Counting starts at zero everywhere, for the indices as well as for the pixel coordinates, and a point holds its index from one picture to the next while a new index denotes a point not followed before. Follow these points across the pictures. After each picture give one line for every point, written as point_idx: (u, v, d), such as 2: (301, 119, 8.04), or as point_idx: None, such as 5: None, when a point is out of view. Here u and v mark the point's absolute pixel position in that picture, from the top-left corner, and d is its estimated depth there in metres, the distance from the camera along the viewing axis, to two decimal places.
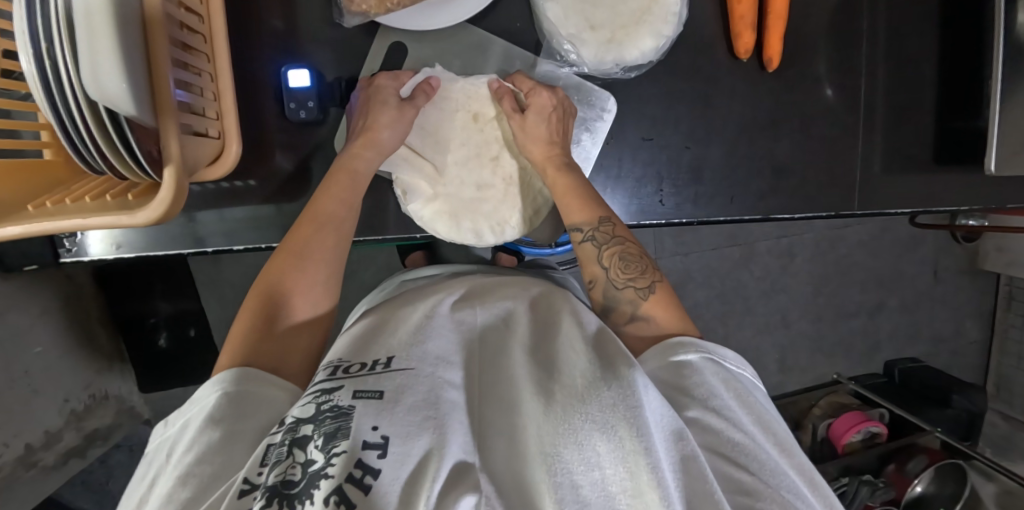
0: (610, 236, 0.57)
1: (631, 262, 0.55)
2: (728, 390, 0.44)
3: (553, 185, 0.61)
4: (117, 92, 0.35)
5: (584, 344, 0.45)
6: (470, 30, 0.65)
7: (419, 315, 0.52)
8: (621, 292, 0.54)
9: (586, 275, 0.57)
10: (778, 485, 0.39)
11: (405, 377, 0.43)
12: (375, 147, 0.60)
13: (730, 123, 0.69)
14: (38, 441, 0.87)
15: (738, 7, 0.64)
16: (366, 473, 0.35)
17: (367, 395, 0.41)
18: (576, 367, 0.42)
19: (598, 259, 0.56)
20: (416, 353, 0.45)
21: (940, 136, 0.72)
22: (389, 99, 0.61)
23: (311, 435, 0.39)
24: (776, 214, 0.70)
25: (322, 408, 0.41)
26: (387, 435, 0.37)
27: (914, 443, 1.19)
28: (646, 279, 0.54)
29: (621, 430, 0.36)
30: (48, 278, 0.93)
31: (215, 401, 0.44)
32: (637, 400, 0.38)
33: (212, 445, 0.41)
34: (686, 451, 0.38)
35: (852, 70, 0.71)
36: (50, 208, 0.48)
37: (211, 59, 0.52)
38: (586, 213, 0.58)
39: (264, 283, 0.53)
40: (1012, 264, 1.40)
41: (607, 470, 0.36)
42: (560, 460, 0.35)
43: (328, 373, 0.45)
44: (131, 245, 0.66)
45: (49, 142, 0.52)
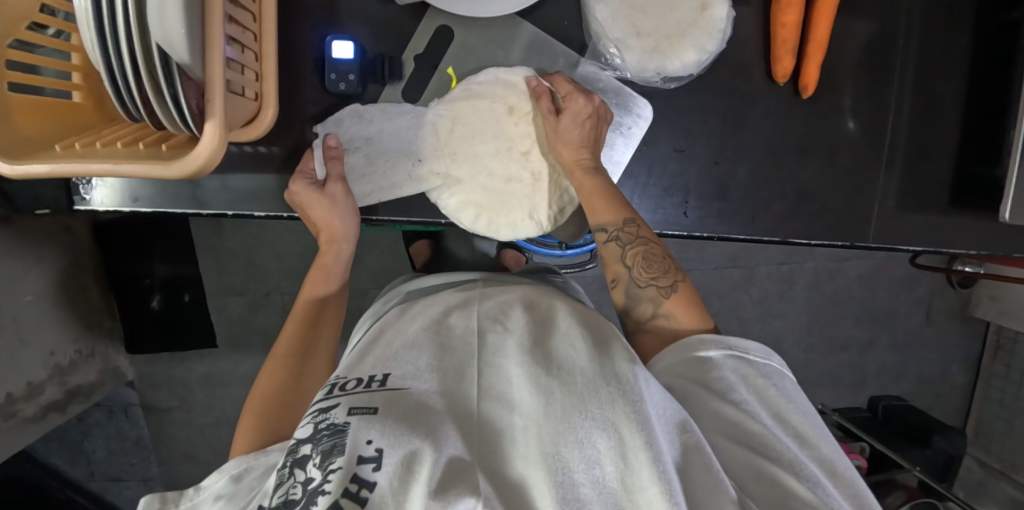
0: (634, 236, 0.57)
1: (654, 262, 0.55)
2: (742, 387, 0.45)
3: (580, 187, 0.61)
4: (177, 40, 0.36)
5: (581, 341, 0.44)
6: (519, 22, 0.65)
7: (416, 327, 0.51)
8: (642, 290, 0.54)
9: (608, 274, 0.58)
10: (798, 474, 0.39)
11: (400, 395, 0.42)
12: (340, 238, 0.64)
13: (760, 144, 0.70)
14: (20, 391, 0.86)
15: (781, 31, 0.65)
16: (361, 487, 0.36)
17: (362, 411, 0.41)
18: (575, 363, 0.41)
19: (621, 258, 0.56)
20: (412, 369, 0.45)
21: (958, 180, 0.73)
22: (310, 193, 0.61)
23: (310, 454, 0.40)
24: (794, 238, 0.71)
25: (320, 427, 0.41)
26: (380, 447, 0.37)
27: (892, 479, 1.22)
28: (669, 278, 0.54)
29: (622, 427, 0.36)
30: (50, 227, 0.92)
31: (223, 487, 0.46)
32: (637, 396, 0.38)
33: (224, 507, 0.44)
34: (690, 442, 0.39)
35: (880, 104, 0.72)
36: (79, 149, 0.47)
37: (257, 20, 0.51)
38: (611, 213, 0.59)
39: (265, 385, 0.56)
40: (1004, 314, 1.42)
41: (608, 467, 0.36)
42: (561, 459, 0.35)
43: (326, 392, 0.46)
44: (148, 199, 0.65)
45: (77, 85, 0.51)
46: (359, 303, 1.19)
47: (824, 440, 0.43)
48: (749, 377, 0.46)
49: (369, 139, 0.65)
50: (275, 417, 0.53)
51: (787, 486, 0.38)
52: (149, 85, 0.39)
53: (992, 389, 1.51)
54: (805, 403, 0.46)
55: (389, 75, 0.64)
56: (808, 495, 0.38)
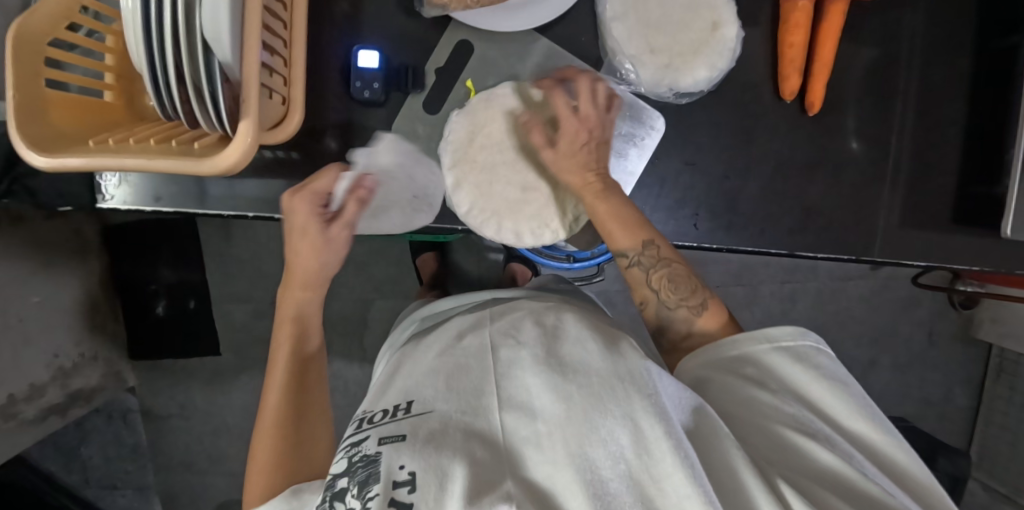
0: (655, 259, 0.59)
1: (678, 283, 0.58)
2: (777, 377, 0.48)
3: (594, 214, 0.61)
4: (221, 39, 0.38)
5: (592, 343, 0.46)
6: (537, 37, 0.68)
7: (433, 357, 0.52)
8: (673, 311, 0.57)
9: (636, 296, 0.61)
10: (830, 445, 0.43)
11: (423, 420, 0.44)
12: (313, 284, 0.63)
13: (767, 159, 0.71)
14: (21, 392, 0.86)
15: (788, 51, 0.67)
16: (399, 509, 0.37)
17: (391, 439, 0.43)
18: (589, 365, 0.43)
19: (646, 282, 0.59)
20: (432, 392, 0.47)
21: (960, 197, 0.75)
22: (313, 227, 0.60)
23: (347, 486, 0.42)
24: (801, 251, 0.72)
25: (354, 460, 0.44)
26: (412, 469, 0.39)
27: None
28: (697, 297, 0.57)
29: (641, 419, 0.39)
30: (61, 229, 0.93)
31: None
32: (652, 391, 0.41)
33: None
34: (710, 428, 0.42)
35: (883, 124, 0.74)
36: (113, 145, 0.49)
37: (288, 27, 0.53)
38: (627, 236, 0.60)
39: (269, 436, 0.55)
40: (1006, 336, 1.43)
41: (634, 458, 0.38)
42: (586, 458, 0.37)
43: (357, 426, 0.49)
44: (169, 199, 0.65)
45: (111, 84, 0.54)
46: (365, 312, 1.20)
47: (867, 406, 0.46)
48: (785, 363, 0.49)
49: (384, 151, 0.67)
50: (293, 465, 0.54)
51: (820, 460, 0.42)
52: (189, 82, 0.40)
53: (995, 412, 1.51)
54: (849, 379, 0.48)
55: (411, 85, 0.66)
56: (834, 462, 0.41)
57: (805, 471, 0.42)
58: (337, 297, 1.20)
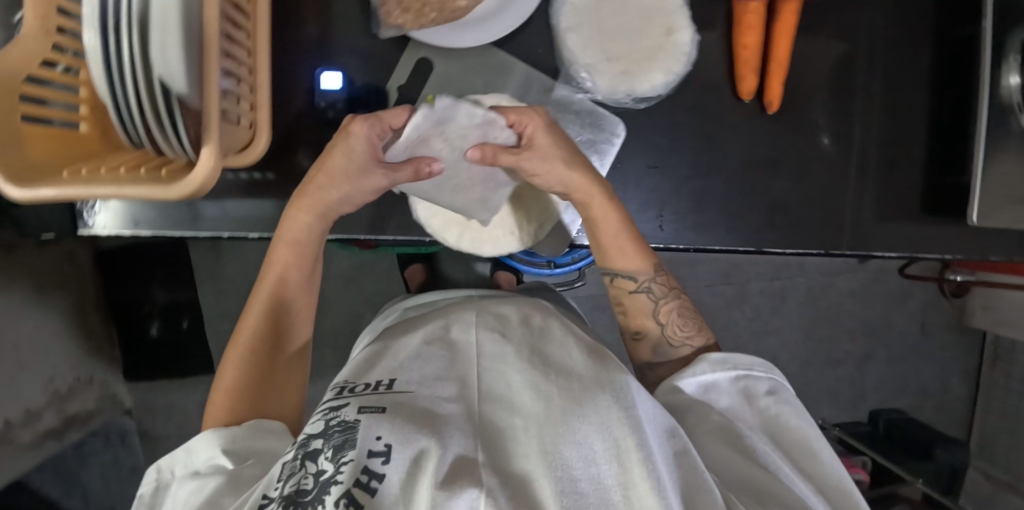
0: (664, 290, 0.65)
1: (687, 320, 0.64)
2: (744, 410, 0.54)
3: (599, 219, 0.63)
4: (178, 72, 0.41)
5: (577, 351, 0.48)
6: (494, 52, 0.69)
7: (419, 340, 0.54)
8: (675, 348, 0.62)
9: (633, 326, 0.65)
10: (787, 476, 0.47)
11: (404, 398, 0.46)
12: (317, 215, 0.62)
13: (732, 158, 0.73)
14: (18, 417, 0.87)
15: (743, 53, 0.69)
16: (372, 479, 0.38)
17: (371, 410, 0.44)
18: (572, 371, 0.46)
19: (653, 314, 0.64)
20: (417, 375, 0.48)
21: (929, 186, 0.76)
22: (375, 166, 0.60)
23: (320, 448, 0.43)
24: (769, 247, 0.74)
25: (331, 424, 0.45)
26: (389, 443, 0.40)
27: (895, 493, 1.27)
28: (700, 337, 0.63)
29: (617, 429, 0.40)
30: (53, 256, 0.95)
31: (214, 456, 0.50)
32: (630, 402, 0.42)
33: (218, 489, 0.46)
34: (679, 446, 0.43)
35: (848, 119, 0.75)
36: (84, 174, 0.50)
37: (251, 55, 0.56)
38: (640, 265, 0.64)
39: (241, 364, 0.60)
40: (1000, 323, 1.40)
41: (606, 465, 0.39)
42: (560, 457, 0.38)
43: (335, 393, 0.50)
44: (148, 221, 0.68)
45: (85, 116, 0.55)
46: (355, 326, 1.22)
47: (818, 449, 0.51)
48: (750, 399, 0.55)
49: None
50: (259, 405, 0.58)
51: (779, 486, 0.44)
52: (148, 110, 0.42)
53: (992, 399, 1.50)
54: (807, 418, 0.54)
55: (375, 102, 0.68)
56: (788, 489, 0.44)
57: (760, 492, 0.43)
58: (327, 312, 1.21)
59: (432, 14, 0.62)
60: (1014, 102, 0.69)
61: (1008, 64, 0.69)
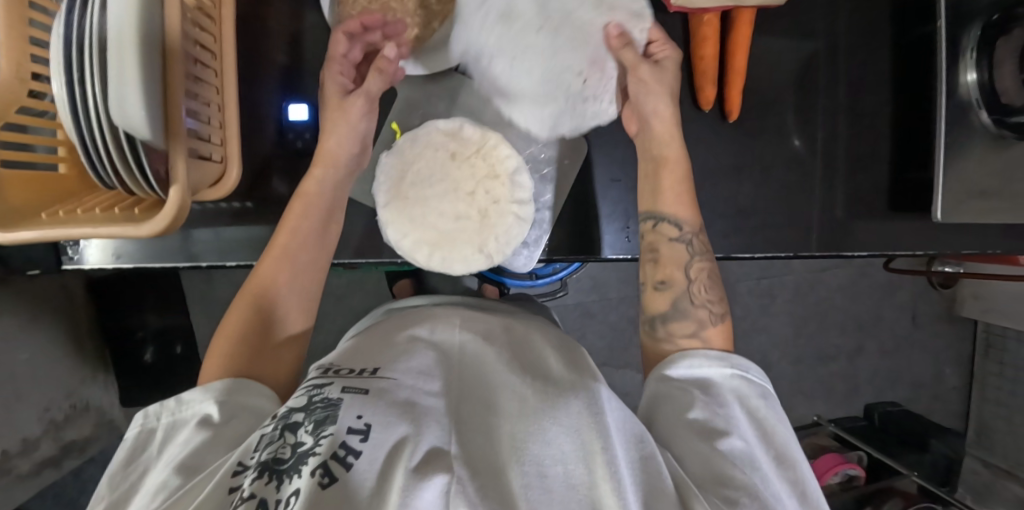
0: (701, 248, 0.63)
1: (711, 286, 0.61)
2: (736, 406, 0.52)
3: (665, 152, 0.65)
4: (137, 119, 0.40)
5: (558, 369, 0.52)
6: (454, 76, 0.72)
7: (407, 330, 0.56)
8: (694, 307, 0.59)
9: (659, 274, 0.62)
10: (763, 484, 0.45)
11: (389, 383, 0.47)
12: (326, 162, 0.64)
13: (696, 167, 0.75)
14: (14, 447, 0.90)
15: (699, 63, 0.70)
16: (348, 454, 0.39)
17: (354, 391, 0.45)
18: (550, 383, 0.49)
19: (684, 266, 0.61)
20: (402, 365, 0.49)
21: (894, 183, 0.77)
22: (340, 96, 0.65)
23: (301, 421, 0.43)
24: (736, 253, 0.75)
25: (314, 399, 0.45)
26: (369, 423, 0.41)
27: (890, 486, 1.25)
28: (720, 308, 0.60)
29: (589, 437, 0.42)
30: (44, 287, 0.97)
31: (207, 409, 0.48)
32: (600, 409, 0.45)
33: (202, 443, 0.45)
34: (644, 451, 0.44)
35: (811, 121, 0.77)
36: (63, 216, 0.52)
37: (219, 91, 0.58)
38: (685, 213, 0.63)
39: (237, 324, 0.57)
40: (989, 312, 1.44)
41: (573, 465, 0.41)
42: (529, 453, 0.41)
43: (320, 372, 0.50)
44: (130, 254, 0.69)
45: (64, 156, 0.55)
46: None
47: (803, 467, 0.49)
48: (743, 399, 0.53)
49: None
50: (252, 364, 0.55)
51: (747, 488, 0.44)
52: (116, 155, 0.44)
53: (988, 388, 1.51)
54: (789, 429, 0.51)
55: None
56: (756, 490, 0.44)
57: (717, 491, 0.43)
58: (318, 330, 1.22)
59: (389, 44, 0.66)
60: (974, 99, 0.70)
61: (964, 62, 0.70)
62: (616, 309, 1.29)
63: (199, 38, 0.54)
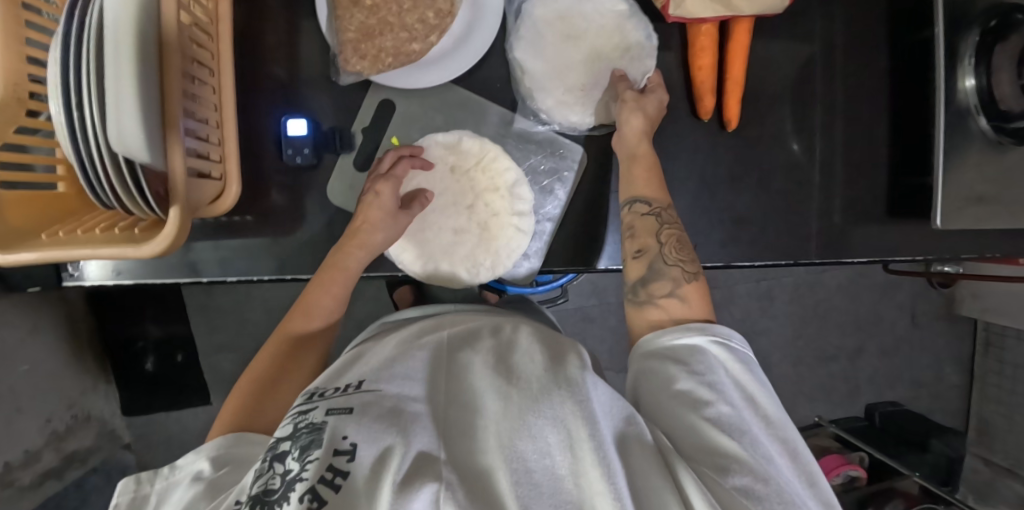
0: (671, 218, 0.62)
1: (684, 247, 0.61)
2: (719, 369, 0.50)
3: (631, 148, 0.65)
4: (135, 142, 0.40)
5: (539, 353, 0.50)
6: (454, 89, 0.71)
7: (390, 348, 0.56)
8: (668, 267, 0.59)
9: (635, 244, 0.62)
10: (753, 450, 0.44)
11: (372, 396, 0.47)
12: (365, 248, 0.63)
13: (695, 176, 0.75)
14: (17, 459, 0.89)
15: (698, 73, 0.70)
16: (337, 475, 0.38)
17: (339, 411, 0.45)
18: (532, 370, 0.47)
19: (657, 232, 0.61)
20: (385, 378, 0.50)
21: (893, 190, 0.77)
22: (388, 203, 0.64)
23: (288, 449, 0.42)
24: (737, 261, 0.75)
25: (300, 426, 0.45)
26: (355, 442, 0.41)
27: (892, 488, 1.27)
28: (693, 266, 0.60)
29: (571, 422, 0.41)
30: (44, 299, 0.97)
31: (203, 463, 0.47)
32: (585, 396, 0.43)
33: (196, 495, 0.44)
34: (634, 432, 0.44)
35: (810, 128, 0.76)
36: (62, 237, 0.52)
37: (218, 110, 0.58)
38: (656, 193, 0.63)
39: (251, 380, 0.58)
40: (988, 311, 1.44)
41: (560, 456, 0.40)
42: (515, 450, 0.39)
43: (305, 397, 0.49)
44: (130, 272, 0.69)
45: (63, 175, 0.55)
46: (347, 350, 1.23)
47: (791, 427, 0.48)
48: (723, 357, 0.51)
49: (326, 209, 0.70)
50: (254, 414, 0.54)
51: (736, 459, 0.43)
52: (114, 173, 0.43)
53: (988, 386, 1.51)
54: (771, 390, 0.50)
55: (342, 147, 0.70)
56: (744, 456, 0.43)
57: (711, 474, 0.43)
58: None
59: (389, 59, 0.65)
60: (973, 104, 0.71)
61: (963, 67, 0.71)
62: (616, 313, 1.29)
63: (196, 54, 0.53)
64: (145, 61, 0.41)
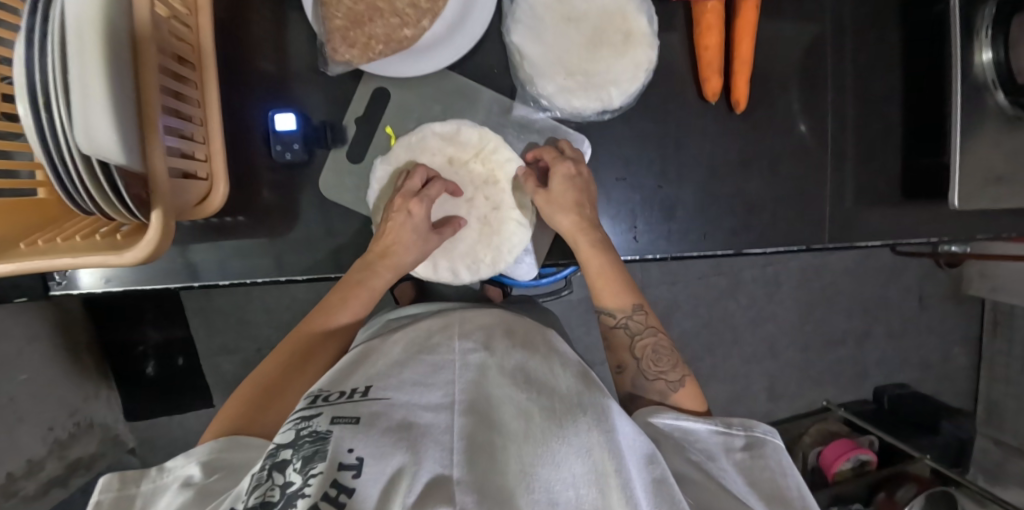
0: (643, 325, 0.63)
1: (662, 356, 0.61)
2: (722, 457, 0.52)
3: (588, 262, 0.64)
4: (107, 142, 0.37)
5: (565, 374, 0.49)
6: (450, 76, 0.69)
7: (398, 347, 0.53)
8: (650, 383, 0.60)
9: (614, 361, 0.63)
10: None
11: (382, 406, 0.44)
12: (395, 269, 0.63)
13: (701, 162, 0.72)
14: (19, 469, 0.87)
15: (705, 54, 0.67)
16: (341, 492, 0.37)
17: (344, 420, 0.42)
18: (555, 391, 0.46)
19: (631, 347, 0.62)
20: (394, 382, 0.47)
21: (906, 170, 0.75)
22: (420, 227, 0.63)
23: (290, 458, 0.40)
24: (747, 249, 0.72)
25: (302, 433, 0.42)
26: (361, 456, 0.39)
27: (903, 472, 1.26)
28: (677, 372, 0.60)
29: (598, 454, 0.41)
30: (38, 307, 0.94)
31: (193, 470, 0.45)
32: (611, 426, 0.43)
33: (185, 503, 0.41)
34: (658, 474, 0.44)
35: (820, 108, 0.74)
36: (42, 246, 0.49)
37: (202, 105, 0.55)
38: (620, 300, 0.63)
39: (259, 376, 0.56)
40: (996, 290, 1.41)
41: (585, 489, 0.40)
42: (537, 478, 0.39)
43: (308, 402, 0.46)
44: (119, 278, 0.67)
45: (43, 182, 0.53)
46: None
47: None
48: (726, 443, 0.53)
49: (321, 207, 0.68)
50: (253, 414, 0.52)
51: None
52: (84, 171, 0.41)
53: (996, 366, 1.50)
54: (791, 469, 0.52)
55: (332, 141, 0.67)
56: None
57: None
58: None
59: (380, 46, 0.61)
60: (990, 79, 0.68)
61: (980, 40, 0.68)
62: None
63: (177, 48, 0.51)
64: (115, 54, 0.39)
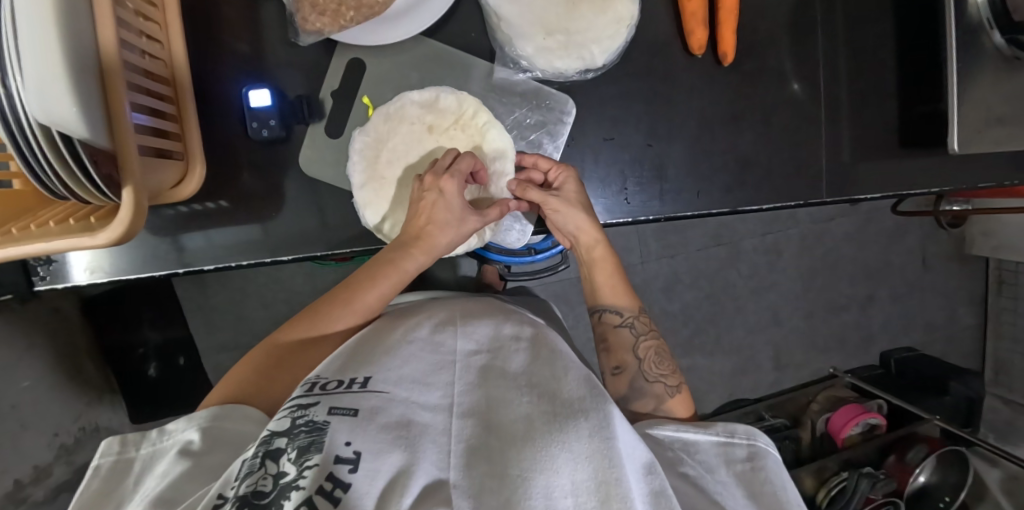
0: (645, 328, 0.65)
1: (663, 360, 0.63)
2: (721, 469, 0.51)
3: (592, 262, 0.66)
4: (65, 115, 0.36)
5: (569, 379, 0.48)
6: (426, 42, 0.67)
7: (399, 338, 0.51)
8: (650, 384, 0.61)
9: (613, 360, 0.64)
10: None
11: (380, 399, 0.43)
12: (427, 251, 0.60)
13: (690, 120, 0.70)
14: (27, 475, 0.82)
15: (689, 5, 0.65)
16: (336, 487, 0.35)
17: (343, 411, 0.41)
18: (557, 397, 0.45)
19: (633, 348, 0.64)
20: (394, 376, 0.45)
21: (904, 120, 0.73)
22: (454, 206, 0.60)
23: (284, 447, 0.39)
24: (742, 207, 0.71)
25: (297, 422, 0.41)
26: (359, 450, 0.38)
27: (913, 434, 1.18)
28: (674, 378, 0.62)
29: (598, 463, 0.40)
30: (35, 309, 0.92)
31: (191, 437, 0.45)
32: (612, 434, 0.42)
33: (181, 474, 0.41)
34: (657, 485, 0.43)
35: (811, 58, 0.72)
36: (18, 233, 0.48)
37: (171, 83, 0.54)
38: (626, 300, 0.66)
39: (274, 343, 0.56)
40: (1001, 248, 1.39)
41: (585, 497, 0.39)
42: (536, 484, 0.37)
43: (305, 389, 0.44)
44: (104, 269, 0.64)
45: (17, 172, 0.51)
46: None
47: None
48: (725, 454, 0.52)
49: (304, 184, 0.66)
50: (263, 386, 0.52)
51: None
52: (47, 149, 0.39)
53: (1004, 324, 1.48)
54: (788, 482, 0.50)
55: (309, 115, 0.66)
56: None
57: None
58: None
59: (350, 12, 0.59)
60: (985, 17, 0.66)
61: None
62: None
63: (142, 24, 0.49)
64: (73, 26, 0.37)
